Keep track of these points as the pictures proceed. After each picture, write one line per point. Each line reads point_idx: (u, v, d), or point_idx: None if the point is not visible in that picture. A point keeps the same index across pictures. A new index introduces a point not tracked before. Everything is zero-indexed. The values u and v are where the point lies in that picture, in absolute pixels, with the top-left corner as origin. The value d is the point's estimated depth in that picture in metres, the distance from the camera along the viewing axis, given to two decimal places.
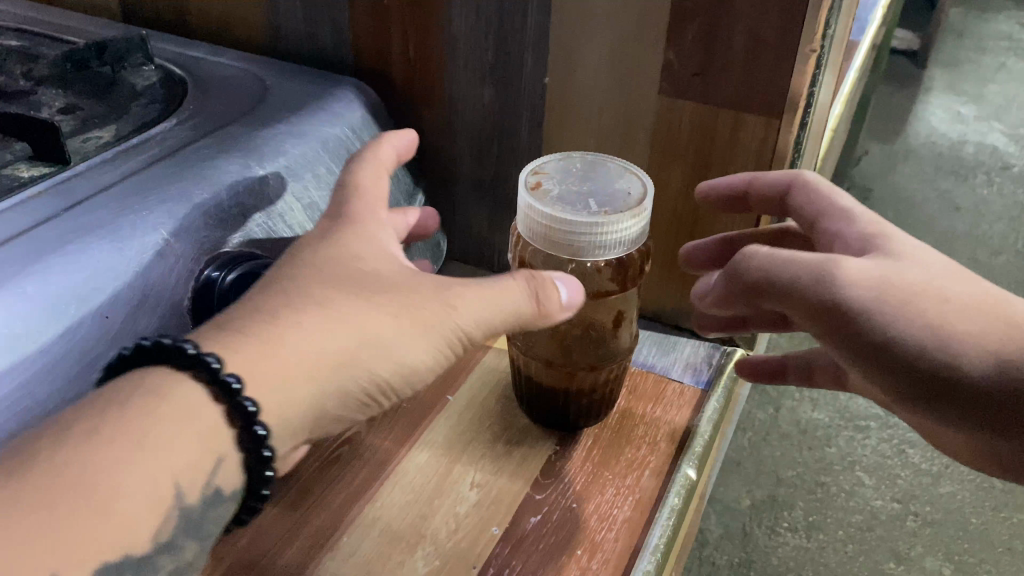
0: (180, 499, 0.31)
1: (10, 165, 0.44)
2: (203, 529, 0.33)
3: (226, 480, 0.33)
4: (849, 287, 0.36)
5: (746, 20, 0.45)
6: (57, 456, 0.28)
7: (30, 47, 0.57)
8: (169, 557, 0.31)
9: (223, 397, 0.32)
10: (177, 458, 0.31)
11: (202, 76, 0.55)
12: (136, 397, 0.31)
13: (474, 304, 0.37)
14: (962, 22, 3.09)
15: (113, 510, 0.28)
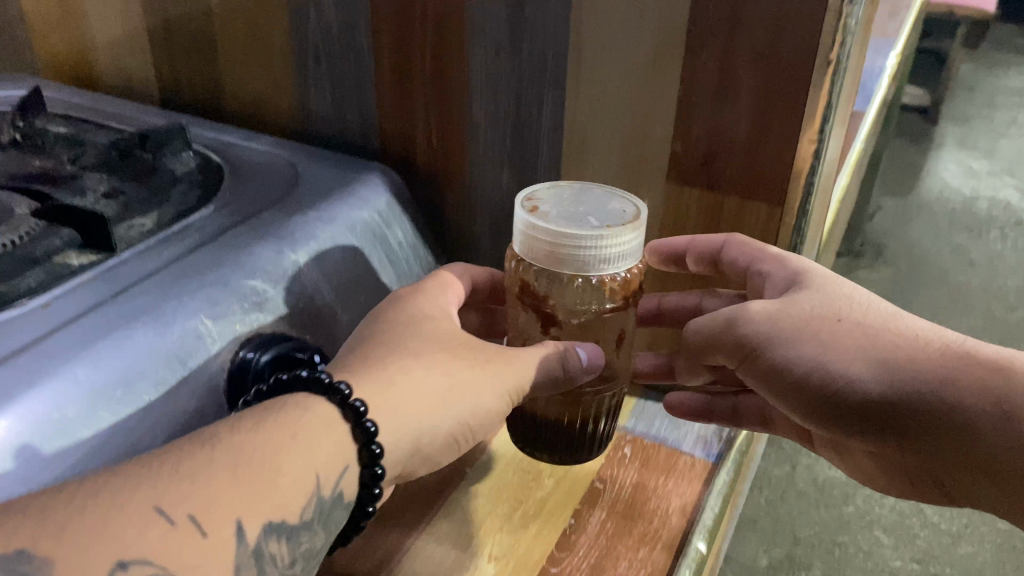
0: (318, 490, 0.37)
1: (61, 254, 0.47)
2: (331, 523, 0.38)
3: (347, 486, 0.39)
4: (749, 324, 0.45)
5: (748, 115, 0.48)
6: (234, 435, 0.35)
7: (77, 134, 0.62)
8: (307, 535, 0.37)
9: (353, 421, 0.39)
10: (321, 457, 0.37)
11: (237, 164, 0.59)
12: (298, 411, 0.38)
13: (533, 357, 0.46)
14: (973, 77, 3.13)
15: (279, 479, 0.35)
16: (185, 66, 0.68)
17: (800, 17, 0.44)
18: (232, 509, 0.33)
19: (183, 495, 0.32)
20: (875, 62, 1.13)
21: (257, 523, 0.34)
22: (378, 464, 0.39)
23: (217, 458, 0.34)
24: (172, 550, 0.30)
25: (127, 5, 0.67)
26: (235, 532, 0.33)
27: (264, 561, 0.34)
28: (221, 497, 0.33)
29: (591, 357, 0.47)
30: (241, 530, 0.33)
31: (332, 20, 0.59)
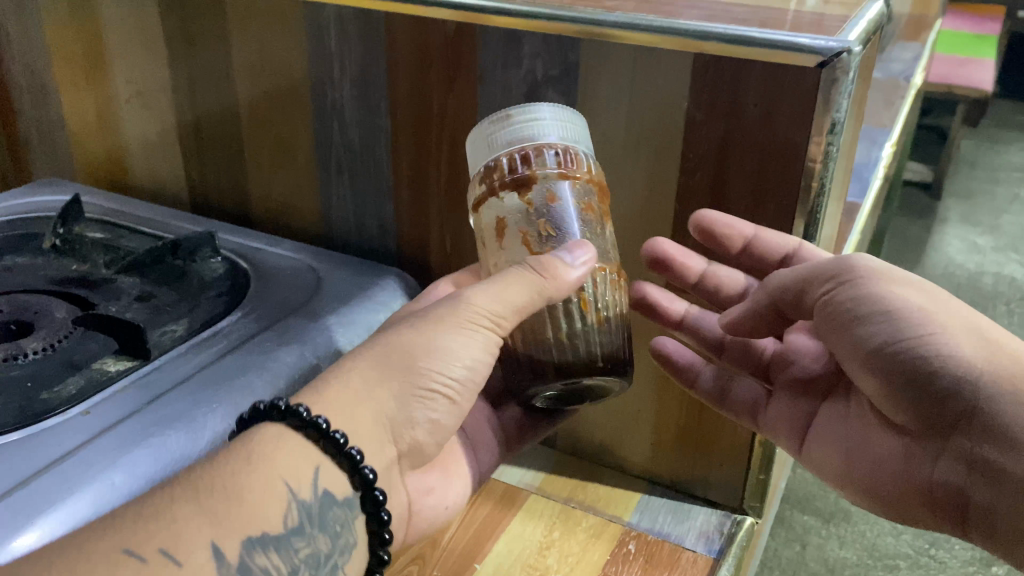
0: (293, 495, 0.41)
1: (99, 359, 0.51)
2: (328, 524, 0.42)
3: (332, 485, 0.43)
4: (856, 260, 0.47)
5: None
6: (197, 472, 0.39)
7: (113, 240, 0.66)
8: (302, 539, 0.40)
9: (318, 437, 0.42)
10: (283, 465, 0.41)
11: (262, 268, 0.63)
12: (250, 444, 0.41)
13: (490, 295, 0.46)
14: (974, 153, 3.18)
15: (245, 497, 0.38)
16: (214, 171, 0.72)
17: (782, 151, 0.48)
18: (205, 534, 0.36)
19: (150, 534, 0.35)
20: (869, 152, 1.17)
21: (234, 543, 0.37)
22: (349, 451, 0.43)
23: (179, 495, 0.37)
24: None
25: (162, 117, 0.72)
26: (211, 555, 0.36)
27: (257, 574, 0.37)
28: (189, 526, 0.36)
29: (561, 266, 0.45)
30: (218, 552, 0.36)
31: (354, 135, 0.63)
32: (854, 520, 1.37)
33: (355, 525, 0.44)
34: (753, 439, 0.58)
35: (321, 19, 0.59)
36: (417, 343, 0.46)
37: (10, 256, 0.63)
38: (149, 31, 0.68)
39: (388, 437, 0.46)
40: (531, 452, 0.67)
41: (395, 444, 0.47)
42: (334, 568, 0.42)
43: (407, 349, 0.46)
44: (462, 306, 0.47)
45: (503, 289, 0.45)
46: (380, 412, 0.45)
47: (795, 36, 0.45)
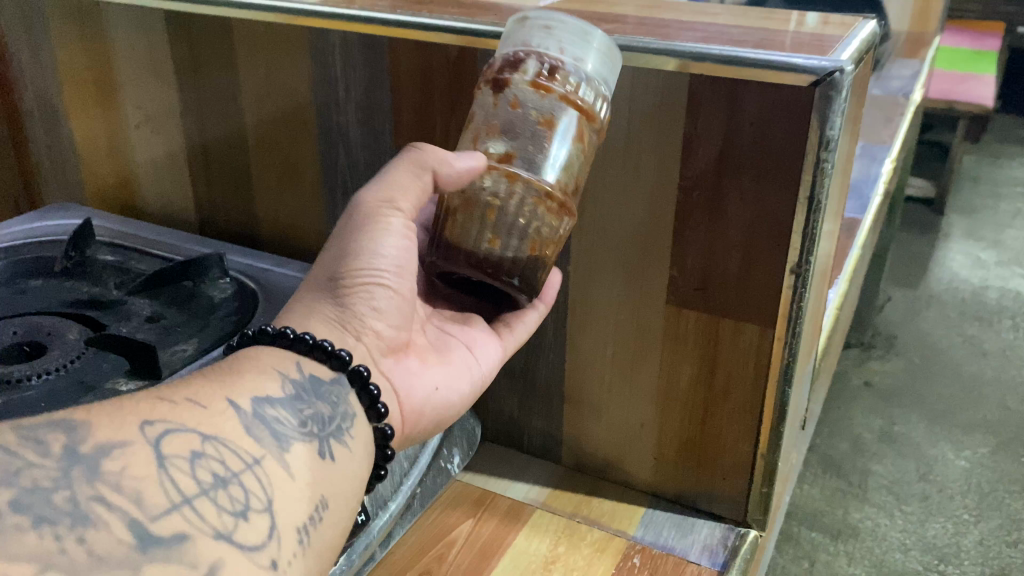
0: (285, 376, 0.44)
1: (111, 379, 0.52)
2: (326, 397, 0.45)
3: (317, 371, 0.46)
4: None
5: (738, 247, 0.52)
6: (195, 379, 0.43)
7: (123, 262, 0.67)
8: (305, 404, 0.43)
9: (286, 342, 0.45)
10: (268, 359, 0.45)
11: (271, 290, 0.64)
12: (238, 357, 0.45)
13: (380, 190, 0.48)
14: (976, 169, 3.18)
15: (241, 376, 0.42)
16: (222, 195, 0.74)
17: (781, 168, 0.49)
18: (220, 392, 0.40)
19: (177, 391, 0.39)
20: (869, 169, 1.18)
21: (245, 399, 0.41)
22: (322, 343, 0.46)
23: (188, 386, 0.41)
24: (182, 415, 0.37)
25: (171, 142, 0.74)
26: (228, 405, 0.40)
27: (268, 419, 0.41)
28: (205, 390, 0.40)
29: (445, 154, 0.46)
30: (232, 404, 0.40)
31: (359, 156, 0.64)
32: (862, 537, 1.37)
33: (351, 400, 0.46)
34: (755, 453, 0.58)
35: (326, 44, 0.61)
36: (331, 255, 0.48)
37: (24, 280, 0.65)
38: (158, 58, 0.70)
39: (343, 334, 0.47)
40: (538, 467, 0.68)
41: (357, 339, 0.48)
42: (339, 430, 0.44)
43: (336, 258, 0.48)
44: (356, 211, 0.48)
45: (391, 179, 0.48)
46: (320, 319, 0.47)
47: (790, 56, 0.46)
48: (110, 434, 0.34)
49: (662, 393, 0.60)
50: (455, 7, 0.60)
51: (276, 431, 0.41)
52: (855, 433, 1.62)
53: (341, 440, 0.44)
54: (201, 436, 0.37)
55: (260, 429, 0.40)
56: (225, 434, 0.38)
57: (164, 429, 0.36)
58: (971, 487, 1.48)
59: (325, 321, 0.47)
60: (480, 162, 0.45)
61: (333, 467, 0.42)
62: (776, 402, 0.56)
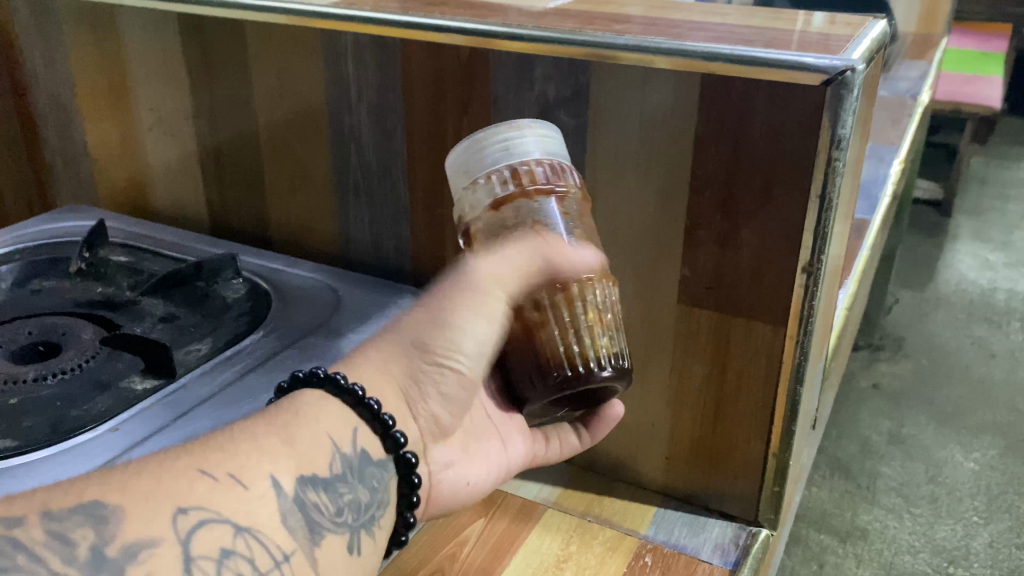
0: (337, 447, 0.46)
1: (126, 378, 0.52)
2: (366, 480, 0.47)
3: (369, 447, 0.47)
4: None
5: (749, 246, 0.52)
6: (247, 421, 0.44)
7: (136, 263, 0.68)
8: (346, 487, 0.45)
9: (351, 399, 0.47)
10: (326, 422, 0.46)
11: (283, 290, 0.64)
12: (286, 400, 0.46)
13: (490, 263, 0.49)
14: (984, 170, 3.17)
15: (294, 440, 0.44)
16: (234, 197, 0.74)
17: (793, 168, 0.49)
18: (266, 467, 0.41)
19: (218, 460, 0.40)
20: (878, 170, 1.18)
21: (292, 479, 0.42)
22: (384, 416, 0.48)
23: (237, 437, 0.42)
24: (218, 500, 0.38)
25: (184, 144, 0.74)
26: (271, 485, 0.41)
27: (309, 507, 0.42)
28: (251, 459, 0.41)
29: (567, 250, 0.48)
30: (276, 483, 0.41)
31: (371, 158, 0.65)
32: (871, 539, 1.37)
33: (389, 484, 0.48)
34: (767, 452, 0.58)
35: (338, 47, 0.61)
36: (437, 308, 0.50)
37: (38, 281, 0.65)
38: (171, 62, 0.70)
39: (407, 414, 0.50)
40: (549, 468, 0.68)
41: (416, 421, 0.51)
42: (371, 519, 0.47)
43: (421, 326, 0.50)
44: (466, 282, 0.50)
45: (505, 257, 0.48)
46: (399, 384, 0.49)
47: (801, 56, 0.46)
48: (141, 529, 0.35)
49: (674, 392, 0.60)
50: (466, 8, 0.60)
51: (312, 521, 0.42)
52: (864, 435, 1.62)
53: (369, 530, 0.46)
54: (234, 527, 0.38)
55: (298, 519, 0.41)
56: (261, 526, 0.39)
57: (197, 520, 0.37)
58: (980, 490, 1.48)
59: (398, 390, 0.49)
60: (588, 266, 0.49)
61: (357, 560, 0.45)
62: (788, 402, 0.56)
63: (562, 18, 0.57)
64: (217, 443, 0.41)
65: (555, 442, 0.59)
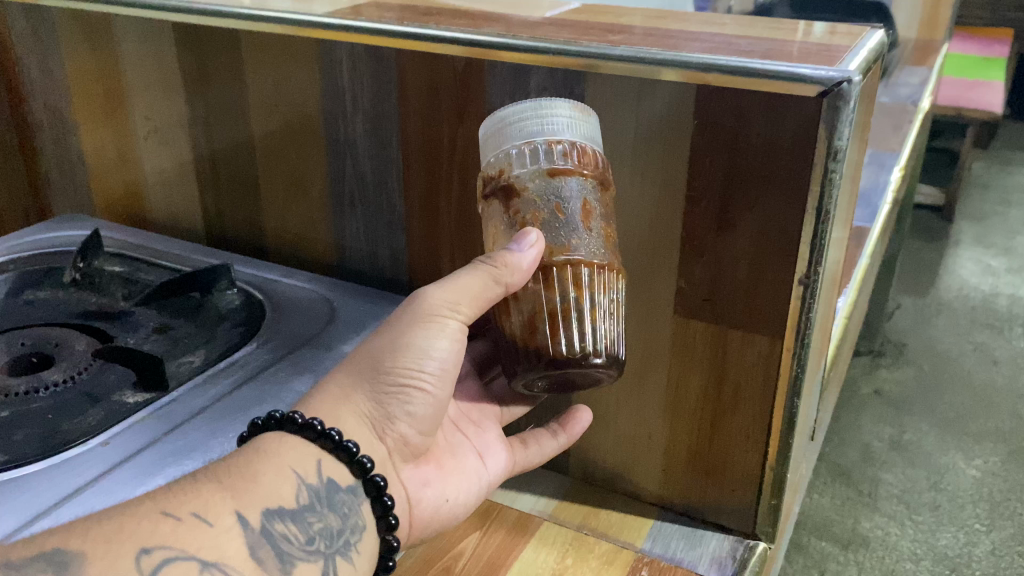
0: (302, 480, 0.46)
1: (118, 391, 0.52)
2: (337, 506, 0.47)
3: (336, 474, 0.47)
4: None
5: (746, 257, 0.52)
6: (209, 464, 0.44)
7: (131, 273, 0.67)
8: (314, 515, 0.45)
9: (311, 431, 0.47)
10: (290, 455, 0.46)
11: (278, 300, 0.64)
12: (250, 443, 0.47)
13: (443, 292, 0.48)
14: (986, 175, 3.17)
15: (259, 478, 0.44)
16: (230, 206, 0.74)
17: (789, 181, 0.49)
18: (229, 503, 0.42)
19: (182, 500, 0.41)
20: (877, 176, 1.18)
21: (256, 512, 0.43)
22: (347, 444, 0.47)
23: (201, 477, 0.43)
24: (184, 538, 0.39)
25: (179, 154, 0.74)
26: (236, 520, 0.42)
27: (274, 536, 0.43)
28: (215, 498, 0.42)
29: (511, 255, 0.45)
30: (241, 518, 0.42)
31: (366, 167, 0.64)
32: (873, 546, 1.36)
33: (362, 508, 0.48)
34: (764, 464, 0.58)
35: (333, 56, 0.61)
36: (391, 332, 0.49)
37: (32, 291, 0.65)
38: (166, 71, 0.70)
39: (373, 435, 0.50)
40: (546, 479, 0.67)
41: (384, 441, 0.50)
42: (347, 544, 0.46)
43: (381, 350, 0.49)
44: (420, 308, 0.49)
45: (456, 284, 0.48)
46: (359, 411, 0.49)
47: (796, 67, 0.46)
48: (106, 570, 0.36)
49: (670, 403, 0.59)
50: (461, 18, 0.60)
51: (281, 550, 0.43)
52: (865, 442, 1.61)
53: (346, 553, 0.46)
54: (199, 563, 0.39)
55: (264, 549, 0.42)
56: (227, 557, 0.40)
57: (162, 558, 0.38)
58: (982, 497, 1.47)
59: (359, 415, 0.49)
60: (537, 248, 0.45)
61: None
62: (786, 413, 0.55)
63: (558, 27, 0.57)
64: (179, 487, 0.42)
65: (531, 445, 0.61)
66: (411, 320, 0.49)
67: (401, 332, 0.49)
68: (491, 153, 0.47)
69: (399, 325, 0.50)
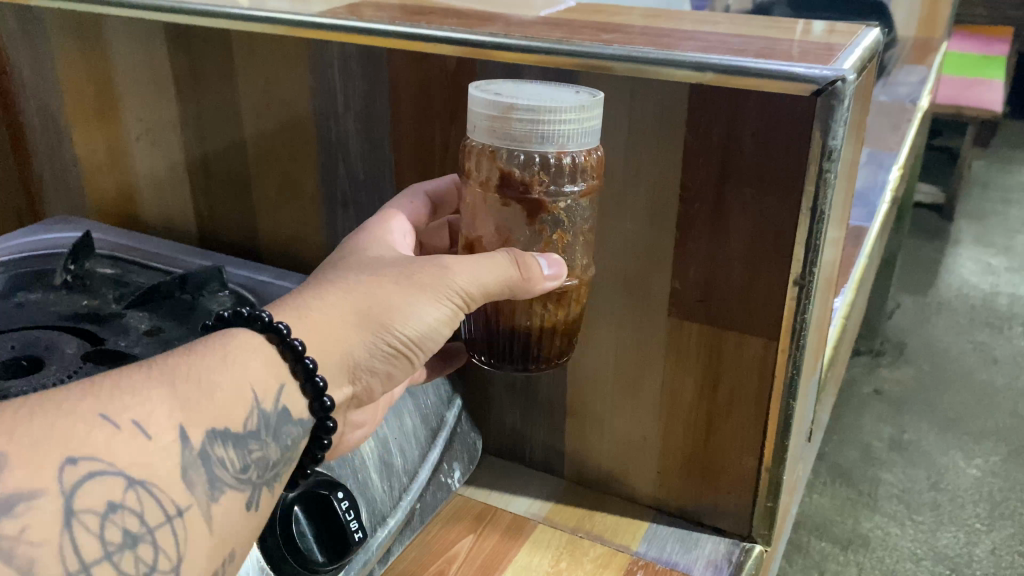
0: (258, 403, 0.42)
1: None
2: (280, 437, 0.44)
3: (292, 404, 0.44)
4: None
5: (740, 258, 0.52)
6: (169, 359, 0.40)
7: (123, 275, 0.67)
8: (256, 443, 0.42)
9: (290, 353, 0.43)
10: (254, 372, 0.42)
11: (270, 301, 0.63)
12: (218, 337, 0.43)
13: (466, 270, 0.47)
14: (986, 174, 3.16)
15: (214, 392, 0.40)
16: (222, 207, 0.74)
17: (783, 181, 0.48)
18: (173, 417, 0.38)
19: (125, 405, 0.37)
20: (876, 176, 1.17)
21: (199, 431, 0.39)
22: (316, 379, 0.44)
23: (154, 377, 0.39)
24: (117, 451, 0.36)
25: (171, 154, 0.73)
26: (178, 436, 0.38)
27: (212, 461, 0.39)
28: (162, 408, 0.38)
29: (542, 269, 0.48)
30: (183, 436, 0.38)
31: (358, 168, 0.64)
32: (873, 546, 1.35)
33: (300, 444, 0.46)
34: (759, 466, 0.57)
35: (325, 55, 0.61)
36: (405, 288, 0.47)
37: (23, 293, 0.64)
38: (158, 71, 0.69)
39: (344, 377, 0.47)
40: (541, 482, 0.67)
41: (352, 384, 0.48)
42: (275, 478, 0.44)
43: (393, 302, 0.46)
44: (440, 276, 0.47)
45: (482, 269, 0.47)
46: (348, 356, 0.46)
47: (790, 65, 0.45)
48: (26, 480, 0.33)
49: (665, 404, 0.59)
50: (455, 17, 0.59)
51: (213, 474, 0.39)
52: (865, 442, 1.61)
53: (271, 488, 0.44)
54: (126, 481, 0.36)
55: (198, 472, 0.39)
56: (156, 479, 0.37)
57: (87, 472, 0.35)
58: (982, 496, 1.47)
59: (344, 358, 0.46)
60: (559, 278, 0.49)
61: (253, 518, 0.42)
62: (781, 415, 0.55)
63: (551, 27, 0.57)
64: (128, 387, 0.38)
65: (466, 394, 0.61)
66: (429, 285, 0.47)
67: (414, 294, 0.47)
68: (510, 140, 0.45)
69: (414, 285, 0.47)
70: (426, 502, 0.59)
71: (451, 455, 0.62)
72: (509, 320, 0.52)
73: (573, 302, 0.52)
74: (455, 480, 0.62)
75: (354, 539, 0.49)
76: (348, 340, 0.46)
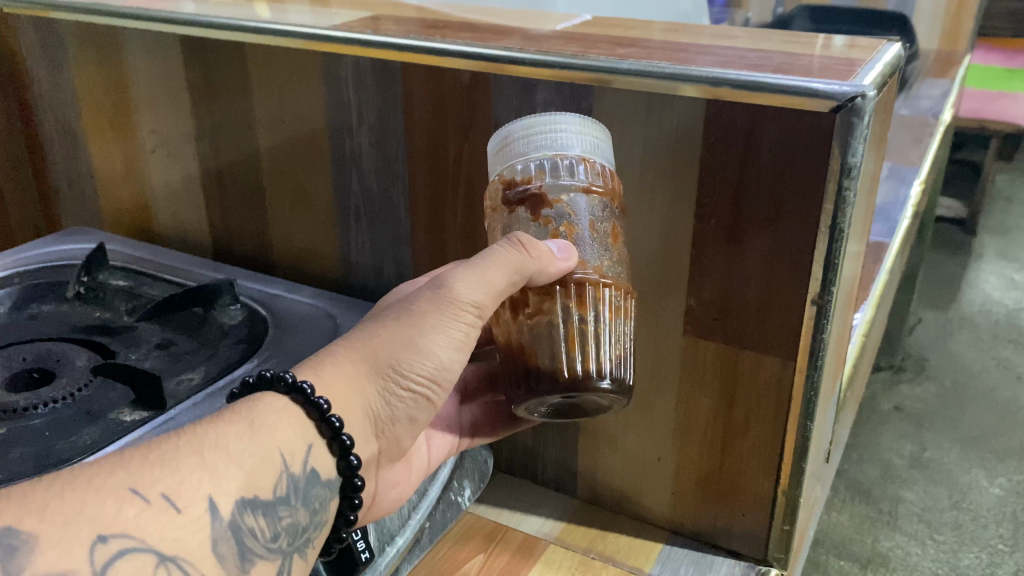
0: (286, 467, 0.42)
1: (116, 409, 0.51)
2: (309, 500, 0.44)
3: (320, 464, 0.45)
4: None
5: (758, 275, 0.51)
6: (196, 428, 0.40)
7: (135, 287, 0.67)
8: (286, 510, 0.42)
9: (315, 413, 0.43)
10: (281, 435, 0.42)
11: (281, 316, 0.62)
12: (245, 403, 0.43)
13: (469, 280, 0.45)
14: (1010, 188, 3.11)
15: (244, 461, 0.40)
16: (236, 218, 0.73)
17: (801, 197, 0.47)
18: (203, 487, 0.38)
19: (154, 478, 0.36)
20: (897, 192, 1.15)
21: (229, 502, 0.39)
22: (342, 437, 0.45)
23: (182, 447, 0.38)
24: (148, 525, 0.35)
25: (186, 166, 0.73)
26: (208, 509, 0.37)
27: (242, 532, 0.39)
28: (190, 478, 0.37)
29: (547, 253, 0.44)
30: (213, 507, 0.38)
31: (372, 183, 0.64)
32: (893, 566, 1.33)
33: (331, 506, 0.46)
34: (775, 488, 0.56)
35: (340, 69, 0.60)
36: (411, 322, 0.46)
37: (37, 305, 0.65)
38: (173, 84, 0.70)
39: (371, 432, 0.47)
40: (555, 501, 0.66)
41: (378, 439, 0.48)
42: (306, 542, 0.44)
43: (398, 342, 0.45)
44: (442, 296, 0.45)
45: (483, 274, 0.44)
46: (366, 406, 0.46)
47: (810, 81, 0.44)
48: (56, 560, 0.32)
49: (680, 423, 0.58)
50: (470, 31, 0.59)
51: (242, 545, 0.39)
52: (886, 459, 1.58)
53: (302, 554, 0.44)
54: (156, 557, 0.35)
55: (228, 544, 0.38)
56: (188, 554, 0.36)
57: (118, 549, 0.34)
58: (1006, 516, 1.43)
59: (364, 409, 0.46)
60: (574, 261, 0.46)
61: None
62: (798, 435, 0.54)
63: (566, 41, 0.56)
64: (158, 459, 0.37)
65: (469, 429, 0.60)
66: (434, 310, 0.46)
67: (421, 324, 0.45)
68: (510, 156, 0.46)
69: (422, 314, 0.46)
70: (434, 520, 0.58)
71: (461, 474, 0.61)
72: (534, 344, 0.47)
73: (599, 303, 0.47)
74: (466, 500, 0.61)
75: (362, 559, 0.50)
76: (363, 390, 0.45)
